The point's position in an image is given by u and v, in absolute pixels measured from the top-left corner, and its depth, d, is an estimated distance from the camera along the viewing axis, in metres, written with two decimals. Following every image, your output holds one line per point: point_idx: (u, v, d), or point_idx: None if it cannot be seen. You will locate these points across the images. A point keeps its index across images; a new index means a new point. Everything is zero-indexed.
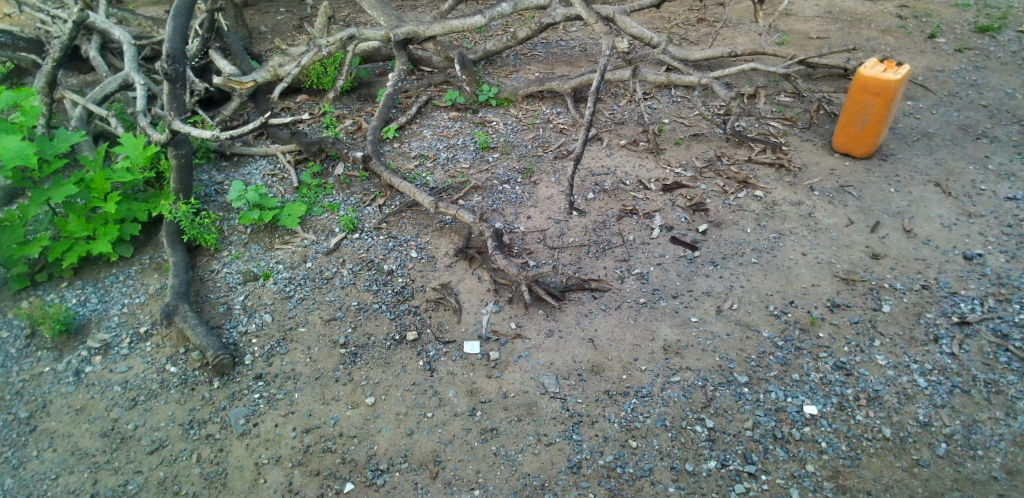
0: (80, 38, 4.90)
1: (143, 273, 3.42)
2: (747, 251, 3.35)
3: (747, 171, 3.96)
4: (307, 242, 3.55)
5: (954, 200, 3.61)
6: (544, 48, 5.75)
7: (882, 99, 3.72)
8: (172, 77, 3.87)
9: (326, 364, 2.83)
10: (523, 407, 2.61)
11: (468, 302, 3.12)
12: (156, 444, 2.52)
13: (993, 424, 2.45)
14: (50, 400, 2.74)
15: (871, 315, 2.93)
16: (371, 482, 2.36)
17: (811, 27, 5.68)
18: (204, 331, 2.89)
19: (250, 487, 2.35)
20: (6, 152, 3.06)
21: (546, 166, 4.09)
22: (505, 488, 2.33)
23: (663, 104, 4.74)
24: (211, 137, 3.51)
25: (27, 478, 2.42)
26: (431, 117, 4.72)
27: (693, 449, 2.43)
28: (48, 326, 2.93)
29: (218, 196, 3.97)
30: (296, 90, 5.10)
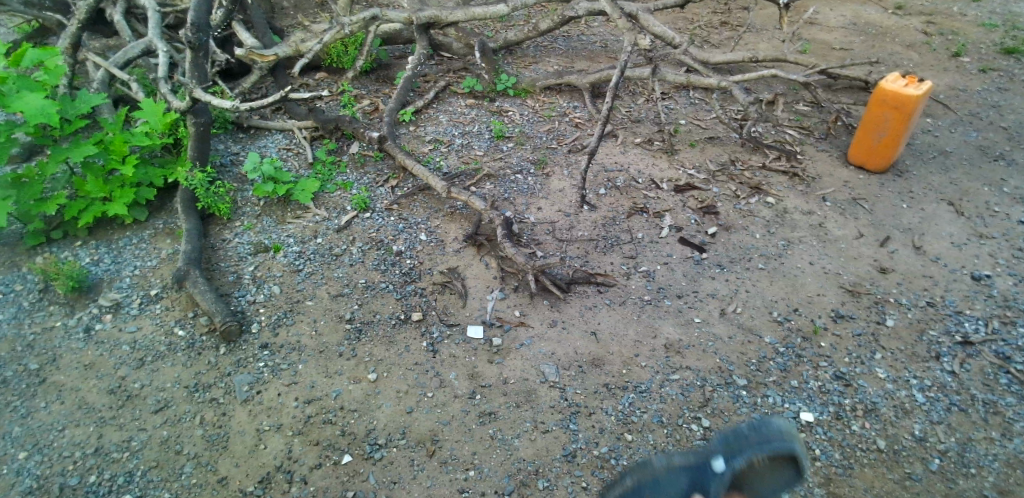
0: (106, 0, 4.93)
1: (156, 237, 3.46)
2: (754, 256, 3.36)
3: (760, 177, 3.96)
4: (318, 218, 3.58)
5: (967, 220, 3.60)
6: (565, 42, 5.73)
7: (901, 114, 3.71)
8: (195, 46, 3.89)
9: (331, 338, 2.87)
10: (522, 394, 2.64)
11: (474, 287, 3.15)
12: (161, 404, 2.57)
13: (988, 443, 2.46)
14: (60, 354, 2.80)
15: (874, 328, 2.94)
16: (368, 456, 2.40)
17: (835, 38, 5.65)
18: (213, 298, 2.94)
19: (250, 453, 2.40)
20: (28, 109, 3.10)
21: (560, 159, 4.10)
22: (499, 471, 2.36)
23: (680, 105, 4.73)
24: (231, 108, 3.54)
25: (34, 428, 2.48)
26: (448, 103, 4.73)
27: (687, 447, 2.45)
28: (62, 282, 2.98)
29: (234, 167, 4.00)
30: (316, 67, 5.12)
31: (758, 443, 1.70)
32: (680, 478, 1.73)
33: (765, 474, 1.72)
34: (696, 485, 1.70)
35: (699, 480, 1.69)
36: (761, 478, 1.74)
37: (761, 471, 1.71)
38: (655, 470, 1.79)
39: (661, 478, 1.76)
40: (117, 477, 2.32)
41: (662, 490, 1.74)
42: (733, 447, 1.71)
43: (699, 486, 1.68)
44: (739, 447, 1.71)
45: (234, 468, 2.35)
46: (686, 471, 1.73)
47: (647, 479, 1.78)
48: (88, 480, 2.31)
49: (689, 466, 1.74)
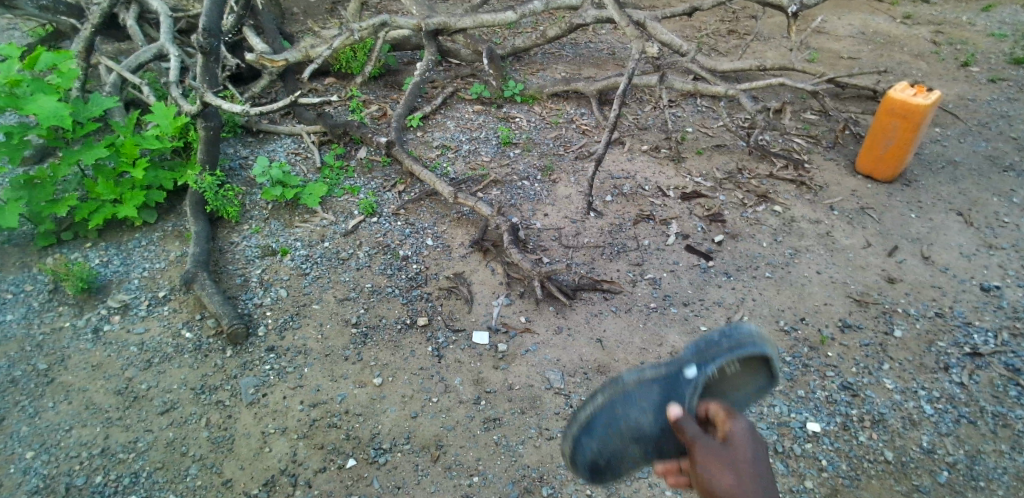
0: (120, 5, 4.99)
1: (165, 239, 3.49)
2: (761, 265, 3.34)
3: (767, 186, 3.95)
4: (326, 222, 3.60)
5: (976, 231, 3.58)
6: (573, 49, 5.75)
7: (909, 123, 3.71)
8: (207, 50, 3.93)
9: (336, 342, 2.88)
10: (527, 401, 2.64)
11: (480, 293, 3.15)
12: (167, 406, 2.59)
13: (997, 456, 2.44)
14: (68, 354, 2.81)
15: (882, 339, 2.92)
16: (373, 460, 2.40)
17: (843, 47, 5.64)
18: (220, 300, 2.95)
19: (255, 455, 2.41)
20: (41, 111, 3.14)
21: (566, 166, 4.11)
22: (504, 478, 2.35)
23: (687, 113, 4.73)
24: (241, 112, 3.57)
25: (42, 428, 2.50)
26: (456, 109, 4.75)
27: None
28: (71, 283, 3.00)
29: (242, 170, 4.03)
30: (325, 72, 5.16)
31: (730, 348, 1.65)
32: (652, 390, 1.63)
33: (733, 381, 1.70)
34: (672, 394, 1.61)
35: (675, 388, 1.61)
36: (729, 384, 1.71)
37: (731, 375, 1.69)
38: (625, 385, 1.67)
39: (632, 393, 1.65)
40: (123, 478, 2.33)
41: (635, 405, 1.63)
42: (705, 354, 1.67)
43: (676, 392, 1.60)
44: (711, 354, 1.66)
45: (239, 470, 2.35)
46: (659, 380, 1.64)
47: (617, 396, 1.66)
48: (94, 480, 2.32)
49: (663, 376, 1.65)
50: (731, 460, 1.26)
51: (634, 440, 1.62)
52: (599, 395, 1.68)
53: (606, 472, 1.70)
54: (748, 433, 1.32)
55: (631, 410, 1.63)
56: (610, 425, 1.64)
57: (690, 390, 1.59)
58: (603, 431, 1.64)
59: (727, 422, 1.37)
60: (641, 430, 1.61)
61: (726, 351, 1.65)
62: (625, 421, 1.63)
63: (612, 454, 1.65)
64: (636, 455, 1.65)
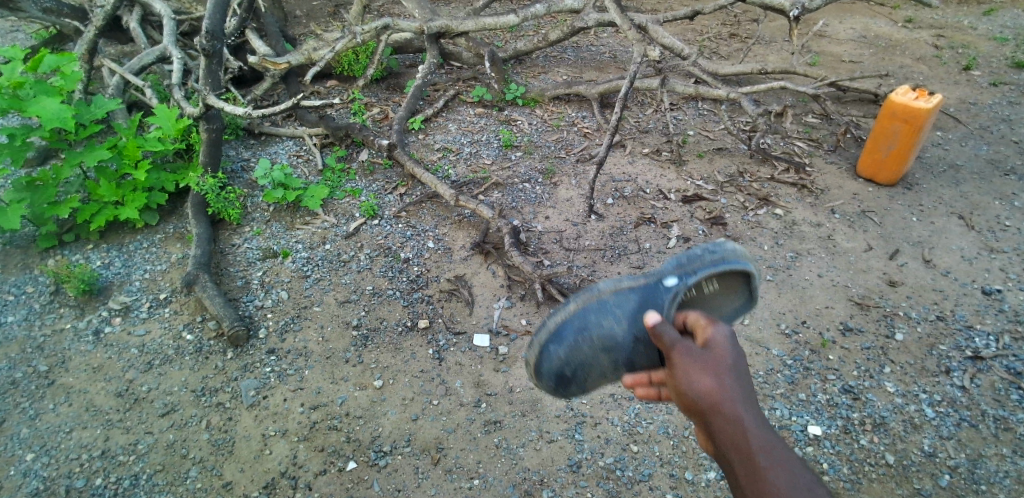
0: (123, 8, 5.01)
1: (166, 241, 3.50)
2: (762, 268, 3.34)
3: (768, 189, 3.95)
4: (327, 225, 3.60)
5: (977, 234, 3.57)
6: (574, 52, 5.76)
7: (911, 127, 3.72)
8: (209, 53, 3.94)
9: (337, 344, 2.88)
10: (527, 403, 2.64)
11: (481, 295, 3.16)
12: (168, 408, 2.59)
13: (998, 460, 2.43)
14: (69, 356, 2.82)
15: (883, 342, 2.91)
16: (373, 463, 2.39)
17: (845, 50, 5.65)
18: (222, 302, 2.96)
19: (255, 457, 2.40)
20: (44, 113, 3.15)
21: (567, 169, 4.11)
22: (504, 481, 2.35)
23: (688, 116, 4.73)
24: (243, 114, 3.57)
25: (42, 430, 2.50)
26: (457, 112, 4.76)
27: (693, 459, 2.43)
28: (73, 285, 3.01)
29: (244, 172, 4.04)
30: (327, 75, 5.17)
31: (713, 263, 1.64)
32: (628, 298, 1.67)
33: (710, 295, 1.72)
34: (645, 303, 1.64)
35: (650, 298, 1.63)
36: (709, 297, 1.72)
37: (710, 289, 1.70)
38: (601, 294, 1.71)
39: (607, 301, 1.70)
40: (123, 480, 2.33)
41: (608, 312, 1.69)
42: (687, 265, 1.66)
43: (649, 302, 1.63)
44: (693, 266, 1.65)
45: (239, 473, 2.35)
46: (635, 290, 1.67)
47: (592, 304, 1.71)
48: (94, 482, 2.32)
49: (639, 286, 1.67)
50: (711, 366, 1.23)
51: (604, 349, 1.69)
52: (574, 303, 1.73)
53: (573, 383, 1.78)
54: (727, 336, 1.29)
55: (604, 318, 1.68)
56: (581, 332, 1.69)
57: (667, 297, 1.60)
58: (573, 337, 1.70)
59: (706, 327, 1.34)
60: (611, 339, 1.67)
61: (708, 262, 1.65)
62: (596, 327, 1.68)
63: (581, 364, 1.72)
64: (605, 365, 1.72)
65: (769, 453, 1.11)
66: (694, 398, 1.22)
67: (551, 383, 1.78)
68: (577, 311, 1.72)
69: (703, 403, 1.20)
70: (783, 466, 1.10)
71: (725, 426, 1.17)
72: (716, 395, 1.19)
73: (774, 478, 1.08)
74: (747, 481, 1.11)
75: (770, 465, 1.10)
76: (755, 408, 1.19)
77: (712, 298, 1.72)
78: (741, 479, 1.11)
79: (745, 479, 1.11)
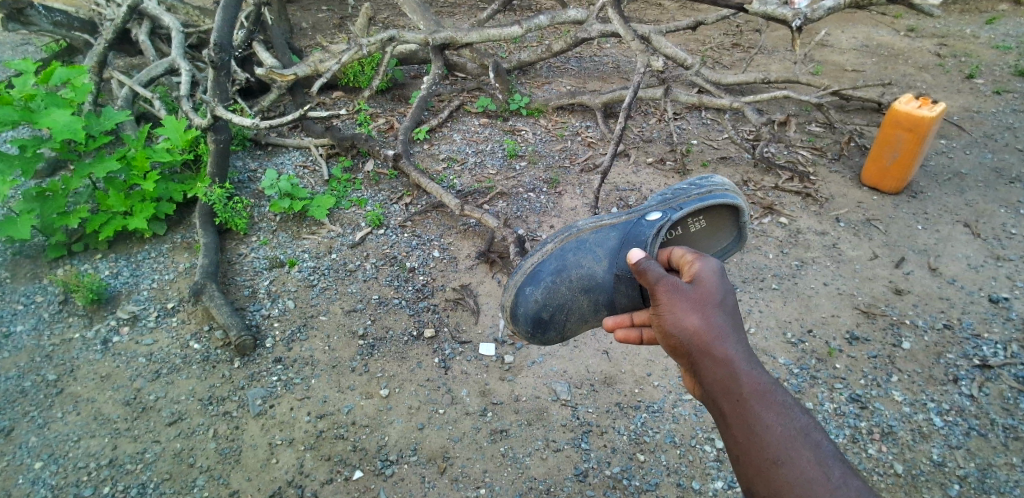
0: (132, 21, 5.09)
1: (174, 251, 3.53)
2: (768, 277, 3.33)
3: (772, 197, 3.95)
4: (333, 234, 3.62)
5: (983, 242, 3.56)
6: (577, 62, 5.81)
7: (915, 135, 3.73)
8: (218, 65, 3.98)
9: (343, 353, 2.88)
10: (533, 412, 2.64)
11: (486, 304, 3.16)
12: (175, 416, 2.60)
13: (1008, 469, 2.41)
14: (77, 365, 2.83)
15: (890, 351, 2.91)
16: (380, 472, 2.39)
17: (847, 59, 5.67)
18: (229, 311, 2.97)
19: (262, 467, 2.41)
20: (55, 125, 3.19)
21: (572, 178, 4.12)
22: (511, 489, 2.35)
23: (692, 125, 4.75)
24: (250, 125, 3.61)
25: (50, 438, 2.51)
26: (462, 122, 4.80)
27: (701, 468, 2.42)
28: (82, 294, 3.03)
29: (251, 183, 4.07)
30: (333, 86, 5.23)
31: (696, 200, 1.99)
32: (610, 236, 2.02)
33: (694, 235, 2.05)
34: (623, 239, 1.99)
35: (629, 236, 1.97)
36: (694, 234, 2.05)
37: (688, 228, 2.02)
38: (580, 234, 2.05)
39: (587, 240, 2.04)
40: (131, 489, 2.33)
41: (591, 248, 2.02)
42: (667, 205, 2.02)
43: (627, 236, 1.98)
44: (673, 205, 2.00)
45: (246, 481, 2.35)
46: (614, 230, 2.02)
47: (572, 243, 2.05)
48: (102, 491, 2.32)
49: (619, 225, 2.02)
50: (697, 308, 1.36)
51: (583, 287, 2.01)
52: (555, 244, 2.06)
53: (551, 326, 2.07)
54: (709, 277, 1.43)
55: (584, 257, 2.02)
56: (562, 270, 2.02)
57: (649, 233, 1.87)
58: (553, 274, 2.03)
59: (691, 271, 1.49)
60: (590, 278, 2.00)
61: (685, 202, 1.99)
62: (576, 262, 2.02)
63: (560, 303, 2.03)
64: (583, 305, 2.03)
65: (757, 393, 1.23)
66: (682, 337, 1.35)
67: (530, 324, 2.07)
68: (557, 251, 2.05)
69: (692, 342, 1.33)
70: (772, 405, 1.22)
71: (712, 366, 1.30)
72: (703, 337, 1.32)
73: (765, 415, 1.21)
74: (737, 420, 1.23)
75: (759, 404, 1.22)
76: (743, 347, 1.31)
77: (690, 237, 2.04)
78: (729, 418, 1.24)
79: (735, 418, 1.24)
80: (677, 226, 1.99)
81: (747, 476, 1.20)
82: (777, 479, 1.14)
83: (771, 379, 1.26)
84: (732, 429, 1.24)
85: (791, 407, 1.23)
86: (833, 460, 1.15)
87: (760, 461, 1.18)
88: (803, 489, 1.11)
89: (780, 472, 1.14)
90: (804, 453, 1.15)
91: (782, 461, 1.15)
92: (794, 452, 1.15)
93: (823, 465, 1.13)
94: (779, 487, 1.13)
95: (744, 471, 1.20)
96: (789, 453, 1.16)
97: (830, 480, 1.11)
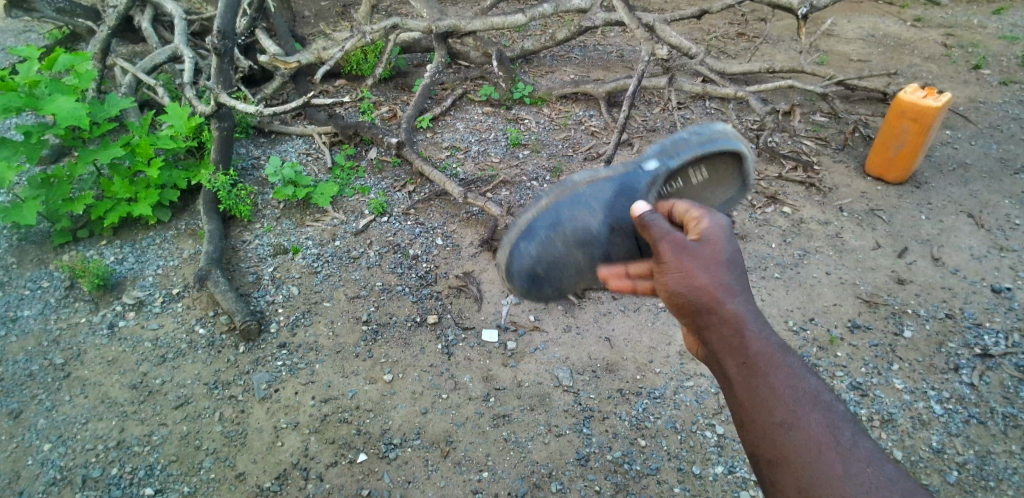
0: (135, 8, 5.07)
1: (179, 238, 3.55)
2: (770, 266, 3.34)
3: (776, 187, 3.95)
4: (336, 222, 3.63)
5: (987, 232, 3.56)
6: (581, 51, 5.78)
7: (920, 125, 3.72)
8: (221, 52, 3.97)
9: (347, 338, 2.91)
10: (535, 397, 2.66)
11: (490, 292, 3.17)
12: (181, 400, 2.62)
13: (1007, 457, 2.43)
14: (84, 349, 2.86)
15: (892, 340, 2.92)
16: (384, 455, 2.42)
17: (853, 50, 5.63)
18: (234, 297, 2.99)
19: (268, 449, 2.44)
20: (60, 111, 3.19)
21: (575, 167, 4.12)
22: (513, 473, 2.38)
23: (696, 114, 4.73)
24: (253, 112, 3.61)
25: (59, 421, 2.54)
26: (465, 110, 4.79)
27: (702, 453, 2.44)
28: (88, 280, 3.05)
29: (254, 170, 4.09)
30: (336, 74, 5.23)
31: (698, 144, 1.94)
32: (608, 186, 1.95)
33: (694, 186, 2.04)
34: (622, 188, 1.93)
35: (627, 185, 1.93)
36: (696, 184, 2.04)
37: (689, 178, 2.01)
38: (575, 187, 1.99)
39: (583, 193, 1.97)
40: (138, 470, 2.36)
41: (588, 199, 1.97)
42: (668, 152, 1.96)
43: (629, 184, 1.93)
44: (673, 152, 1.95)
45: (252, 464, 2.39)
46: (611, 180, 1.95)
47: (567, 197, 1.98)
48: (110, 472, 2.36)
49: (617, 175, 1.96)
50: (705, 267, 1.31)
51: (577, 242, 1.97)
52: (549, 198, 1.99)
53: (546, 281, 2.09)
54: (716, 230, 1.37)
55: (579, 211, 1.96)
56: (557, 226, 1.97)
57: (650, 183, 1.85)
58: (547, 230, 1.97)
59: (696, 222, 1.42)
60: (585, 232, 1.95)
61: (686, 149, 1.94)
62: (572, 215, 1.96)
63: (554, 258, 2.01)
64: (578, 260, 2.01)
65: (768, 356, 1.24)
66: (686, 297, 1.31)
67: (526, 280, 2.08)
68: (551, 205, 1.99)
69: (697, 302, 1.30)
70: (781, 367, 1.23)
71: (719, 326, 1.28)
72: (712, 297, 1.29)
73: (774, 377, 1.22)
74: (743, 382, 1.24)
75: (769, 369, 1.22)
76: (752, 309, 1.29)
77: (691, 189, 2.04)
78: (736, 381, 1.24)
79: (742, 381, 1.24)
80: (675, 176, 1.97)
81: (751, 438, 1.22)
82: (786, 444, 1.17)
83: (778, 341, 1.27)
84: (738, 392, 1.24)
85: (799, 369, 1.24)
86: (842, 422, 1.19)
87: (767, 426, 1.19)
88: (812, 454, 1.14)
89: (789, 436, 1.17)
90: (813, 416, 1.18)
91: (791, 425, 1.17)
92: (804, 415, 1.18)
93: (833, 428, 1.17)
94: (786, 450, 1.16)
95: (749, 433, 1.22)
96: (798, 416, 1.18)
97: (839, 443, 1.15)
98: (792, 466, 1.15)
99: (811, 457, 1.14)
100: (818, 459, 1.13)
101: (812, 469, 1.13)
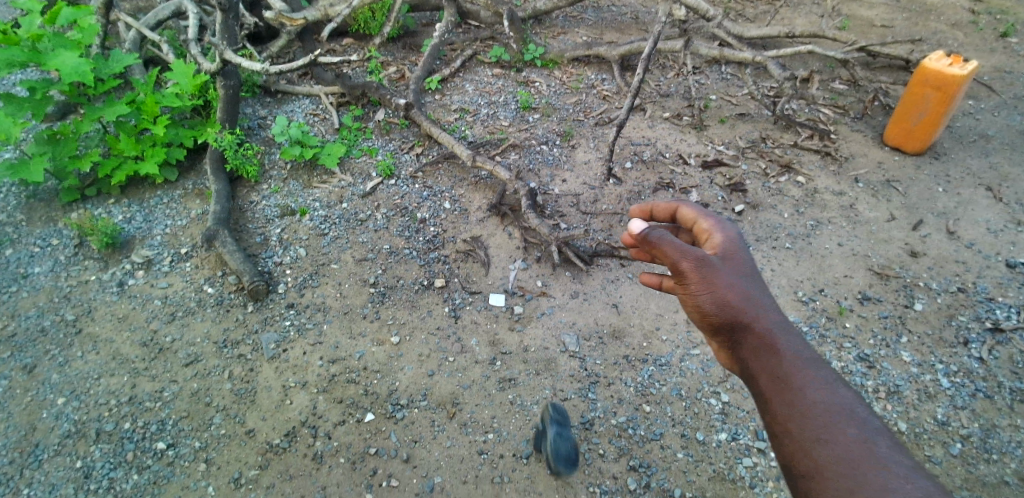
0: None
1: (186, 198, 3.53)
2: (781, 236, 3.30)
3: (790, 155, 3.87)
4: (344, 184, 3.60)
5: (1005, 206, 3.49)
6: (595, 12, 5.62)
7: (943, 94, 3.60)
8: (225, 7, 3.90)
9: (354, 300, 2.91)
10: (541, 362, 2.66)
11: (497, 256, 3.15)
12: (192, 358, 2.65)
13: (1012, 431, 2.44)
14: (94, 306, 2.89)
15: (901, 312, 2.90)
16: (391, 415, 2.45)
17: (876, 14, 5.43)
18: (241, 258, 3.00)
19: (276, 407, 2.47)
20: (63, 67, 3.13)
21: (586, 131, 4.05)
22: (518, 435, 2.41)
23: (711, 80, 4.61)
24: (259, 70, 3.53)
25: (72, 376, 2.58)
26: (475, 72, 4.70)
27: (705, 420, 2.46)
28: (97, 238, 3.06)
29: (261, 130, 4.05)
30: (343, 33, 5.12)
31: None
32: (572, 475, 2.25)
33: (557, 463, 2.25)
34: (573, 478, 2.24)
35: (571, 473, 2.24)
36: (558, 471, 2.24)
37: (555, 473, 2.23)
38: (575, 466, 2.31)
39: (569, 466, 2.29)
40: (151, 425, 2.41)
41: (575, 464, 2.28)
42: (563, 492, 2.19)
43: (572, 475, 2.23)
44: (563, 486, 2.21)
45: (261, 421, 2.43)
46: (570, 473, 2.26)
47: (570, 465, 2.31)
48: (123, 426, 2.41)
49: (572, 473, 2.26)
50: (733, 282, 1.43)
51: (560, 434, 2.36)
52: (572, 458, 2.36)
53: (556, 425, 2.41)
54: (732, 243, 1.50)
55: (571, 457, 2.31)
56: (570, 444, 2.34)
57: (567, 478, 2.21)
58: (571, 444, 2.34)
59: (710, 234, 1.53)
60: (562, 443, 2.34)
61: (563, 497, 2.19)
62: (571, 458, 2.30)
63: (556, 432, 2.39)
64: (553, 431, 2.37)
65: (799, 370, 1.30)
66: (716, 312, 1.41)
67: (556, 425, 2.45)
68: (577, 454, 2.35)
69: (726, 316, 1.40)
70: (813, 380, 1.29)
71: (753, 341, 1.38)
72: (743, 309, 1.40)
73: (807, 392, 1.27)
74: (776, 395, 1.29)
75: (801, 381, 1.29)
76: (780, 322, 1.39)
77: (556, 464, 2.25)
78: (770, 393, 1.30)
79: (775, 394, 1.30)
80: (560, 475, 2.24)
81: (785, 450, 1.24)
82: (820, 456, 1.19)
83: (813, 357, 1.33)
84: (771, 406, 1.29)
85: (832, 383, 1.29)
86: (878, 437, 1.19)
87: (801, 437, 1.22)
88: (848, 466, 1.15)
89: (822, 450, 1.19)
90: (848, 432, 1.20)
91: (824, 439, 1.20)
92: (836, 428, 1.21)
93: (869, 442, 1.18)
94: (820, 461, 1.18)
95: (784, 445, 1.25)
96: (831, 431, 1.21)
97: (875, 455, 1.16)
98: (827, 476, 1.16)
99: (844, 466, 1.16)
100: (857, 470, 1.14)
101: (849, 479, 1.13)
